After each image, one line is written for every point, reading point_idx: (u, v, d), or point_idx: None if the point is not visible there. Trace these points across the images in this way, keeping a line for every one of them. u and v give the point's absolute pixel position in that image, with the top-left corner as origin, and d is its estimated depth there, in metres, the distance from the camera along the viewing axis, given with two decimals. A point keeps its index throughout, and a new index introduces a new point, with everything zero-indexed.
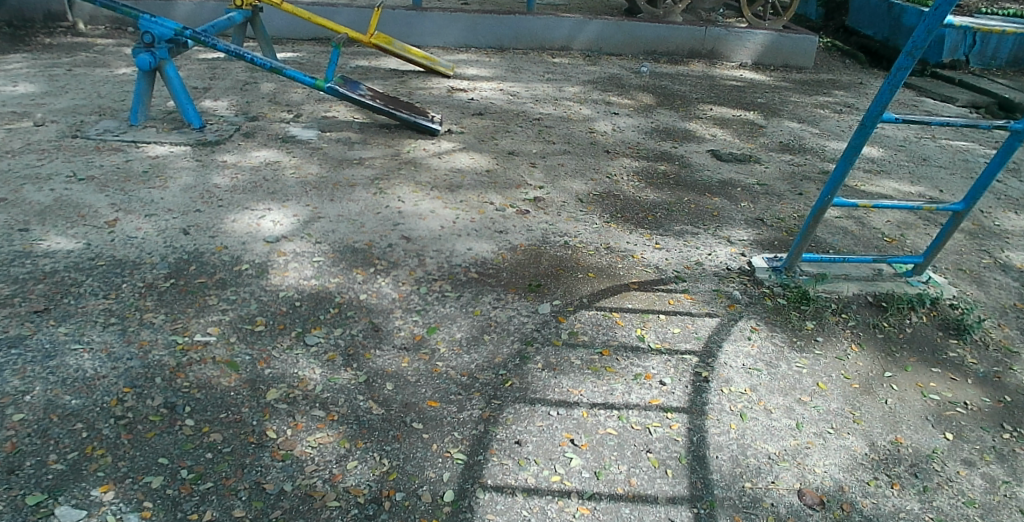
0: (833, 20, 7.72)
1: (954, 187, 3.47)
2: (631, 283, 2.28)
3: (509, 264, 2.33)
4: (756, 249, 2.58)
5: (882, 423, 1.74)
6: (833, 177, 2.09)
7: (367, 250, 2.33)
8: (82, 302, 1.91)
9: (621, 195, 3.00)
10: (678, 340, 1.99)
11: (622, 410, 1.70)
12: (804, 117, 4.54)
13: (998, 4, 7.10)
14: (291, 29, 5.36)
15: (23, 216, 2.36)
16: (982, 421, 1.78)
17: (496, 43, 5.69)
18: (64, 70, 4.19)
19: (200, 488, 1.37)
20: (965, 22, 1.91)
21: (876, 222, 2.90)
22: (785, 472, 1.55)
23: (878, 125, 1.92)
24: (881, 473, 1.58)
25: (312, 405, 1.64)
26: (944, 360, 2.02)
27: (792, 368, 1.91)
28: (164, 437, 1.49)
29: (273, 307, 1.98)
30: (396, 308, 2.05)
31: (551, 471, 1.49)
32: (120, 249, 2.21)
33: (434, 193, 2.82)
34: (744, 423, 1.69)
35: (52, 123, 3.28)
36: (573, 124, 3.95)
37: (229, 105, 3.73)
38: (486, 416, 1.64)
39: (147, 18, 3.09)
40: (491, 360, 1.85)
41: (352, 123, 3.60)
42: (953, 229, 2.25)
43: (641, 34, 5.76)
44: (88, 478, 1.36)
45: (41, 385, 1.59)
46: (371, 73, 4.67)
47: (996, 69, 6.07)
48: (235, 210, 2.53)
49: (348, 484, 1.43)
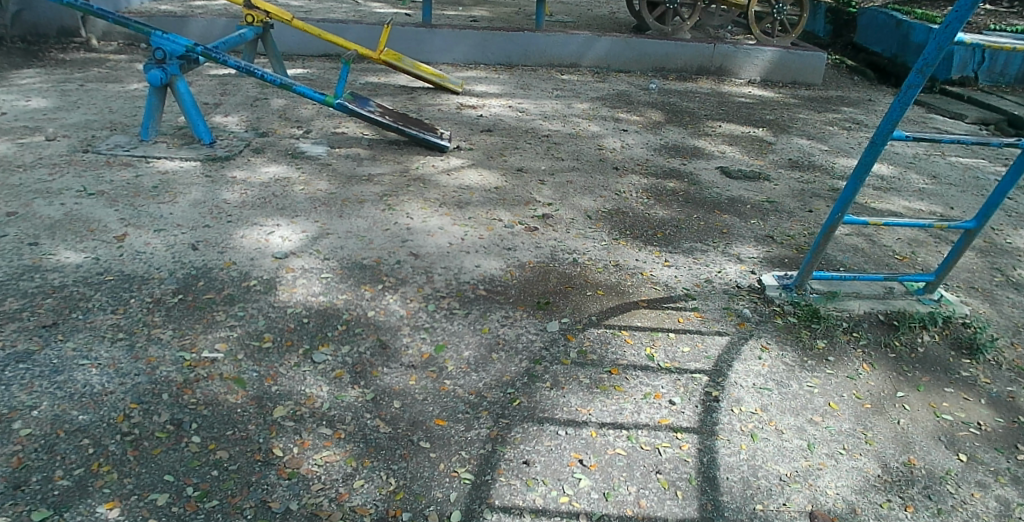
0: (842, 37, 7.73)
1: (964, 205, 3.44)
2: (640, 301, 2.27)
3: (518, 281, 2.32)
4: (766, 267, 2.56)
5: (895, 444, 1.71)
6: (844, 194, 2.07)
7: (376, 267, 2.33)
8: (90, 317, 1.92)
9: (630, 212, 3.00)
10: (687, 359, 1.97)
11: (632, 430, 1.67)
12: (812, 133, 4.53)
13: (1007, 22, 7.11)
14: (302, 45, 5.41)
15: (33, 230, 2.38)
16: (996, 442, 1.75)
17: (505, 60, 5.74)
18: (76, 85, 4.23)
19: (206, 506, 1.36)
20: (976, 39, 1.88)
21: (886, 240, 2.88)
22: (796, 494, 1.53)
23: (889, 143, 1.90)
24: (895, 495, 1.55)
25: (319, 423, 1.63)
26: (957, 380, 2.00)
27: (803, 387, 1.89)
28: (170, 454, 1.48)
29: (281, 323, 1.98)
30: (403, 325, 2.04)
31: (559, 492, 1.47)
32: (129, 264, 2.22)
33: (443, 210, 2.83)
34: (755, 444, 1.66)
35: (63, 137, 3.31)
36: (581, 141, 3.95)
37: (239, 120, 3.77)
38: (494, 435, 1.63)
39: (159, 35, 3.12)
40: (499, 378, 1.84)
41: (362, 139, 3.62)
42: (965, 247, 2.22)
43: (649, 51, 5.79)
44: (93, 494, 1.35)
45: (48, 400, 1.59)
46: (381, 90, 4.70)
47: (1005, 86, 6.05)
48: (245, 225, 2.54)
49: (354, 504, 1.41)
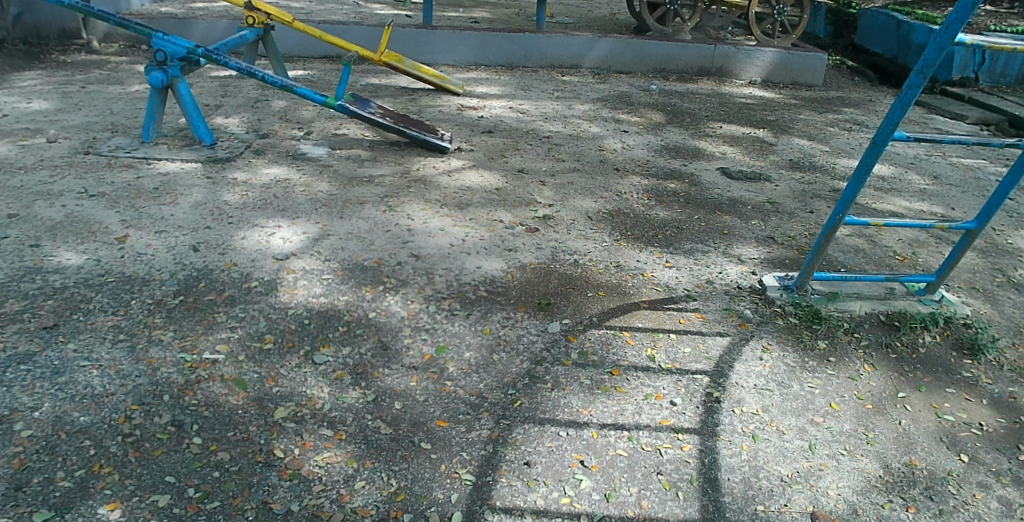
0: (843, 38, 7.72)
1: (965, 206, 3.44)
2: (641, 301, 2.27)
3: (519, 282, 2.32)
4: (767, 267, 2.56)
5: (897, 444, 1.71)
6: (845, 195, 2.06)
7: (376, 268, 2.33)
8: (91, 318, 1.92)
9: (631, 213, 3.00)
10: (688, 360, 1.97)
11: (633, 431, 1.67)
12: (813, 134, 4.53)
13: (1007, 23, 7.10)
14: (303, 47, 5.42)
15: (34, 232, 2.38)
16: (997, 443, 1.75)
17: (505, 61, 5.74)
18: (78, 87, 4.24)
19: (207, 508, 1.36)
20: (976, 40, 1.88)
21: (887, 240, 2.88)
22: (797, 494, 1.53)
23: (889, 143, 1.90)
24: (897, 496, 1.55)
25: (320, 424, 1.63)
26: (958, 381, 1.99)
27: (804, 388, 1.89)
28: (171, 455, 1.48)
29: (282, 324, 1.98)
30: (404, 326, 2.04)
31: (560, 493, 1.47)
32: (130, 265, 2.22)
33: (444, 211, 2.83)
34: (756, 444, 1.66)
35: (65, 139, 3.31)
36: (582, 142, 3.95)
37: (240, 122, 3.77)
38: (495, 437, 1.63)
39: (160, 36, 3.12)
40: (500, 379, 1.84)
41: (363, 141, 3.62)
42: (965, 247, 2.22)
43: (650, 53, 5.79)
44: (95, 496, 1.35)
45: (49, 401, 1.59)
46: (382, 91, 4.71)
47: (1006, 87, 6.05)
48: (245, 227, 2.54)
49: (356, 505, 1.41)
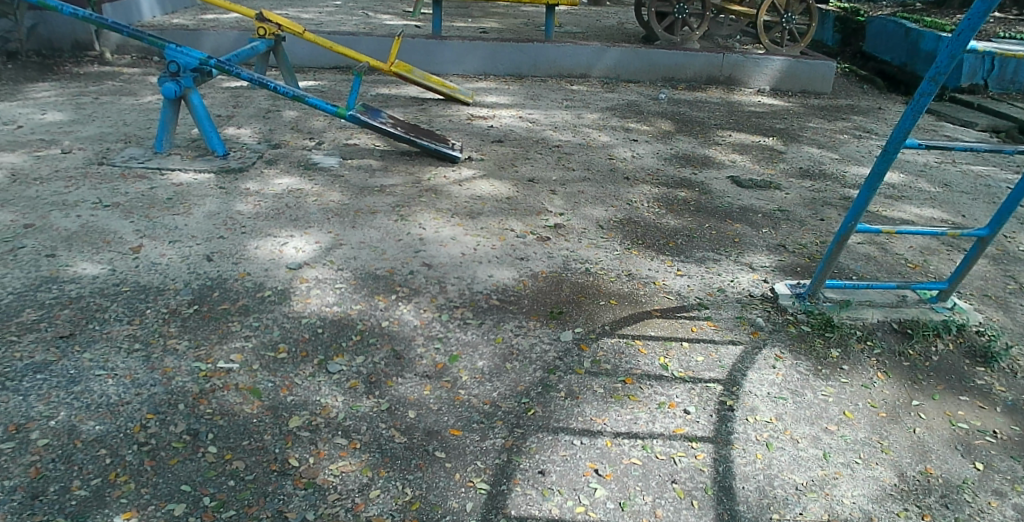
0: (850, 46, 7.73)
1: (976, 213, 3.43)
2: (653, 310, 2.27)
3: (531, 291, 2.33)
4: (779, 276, 2.56)
5: (911, 453, 1.70)
6: (856, 203, 2.06)
7: (389, 277, 2.34)
8: (106, 328, 1.94)
9: (642, 221, 3.00)
10: (702, 369, 1.97)
11: (647, 440, 1.67)
12: (822, 142, 4.53)
13: (1016, 29, 7.09)
14: (314, 58, 5.48)
15: (50, 242, 2.41)
16: (1012, 450, 1.74)
17: (514, 71, 5.77)
18: (91, 99, 4.29)
19: (223, 517, 1.36)
20: (989, 47, 1.88)
21: (898, 248, 2.88)
22: (812, 503, 1.52)
23: (901, 151, 1.89)
24: (912, 504, 1.54)
25: (335, 433, 1.63)
26: (972, 388, 1.98)
27: (817, 396, 1.88)
28: (187, 464, 1.49)
29: (295, 333, 1.99)
30: (418, 335, 2.04)
31: (575, 502, 1.47)
32: (145, 275, 2.24)
33: (455, 220, 2.84)
34: (770, 453, 1.66)
35: (79, 150, 3.35)
36: (592, 151, 3.96)
37: (252, 133, 3.80)
38: (509, 445, 1.63)
39: (173, 48, 3.15)
40: (513, 388, 1.84)
41: (374, 151, 3.64)
42: (978, 254, 2.20)
43: (658, 61, 5.81)
44: (111, 504, 1.36)
45: (66, 410, 1.60)
46: (392, 101, 4.74)
47: (1016, 93, 6.02)
48: (258, 237, 2.56)
49: (371, 513, 1.41)
